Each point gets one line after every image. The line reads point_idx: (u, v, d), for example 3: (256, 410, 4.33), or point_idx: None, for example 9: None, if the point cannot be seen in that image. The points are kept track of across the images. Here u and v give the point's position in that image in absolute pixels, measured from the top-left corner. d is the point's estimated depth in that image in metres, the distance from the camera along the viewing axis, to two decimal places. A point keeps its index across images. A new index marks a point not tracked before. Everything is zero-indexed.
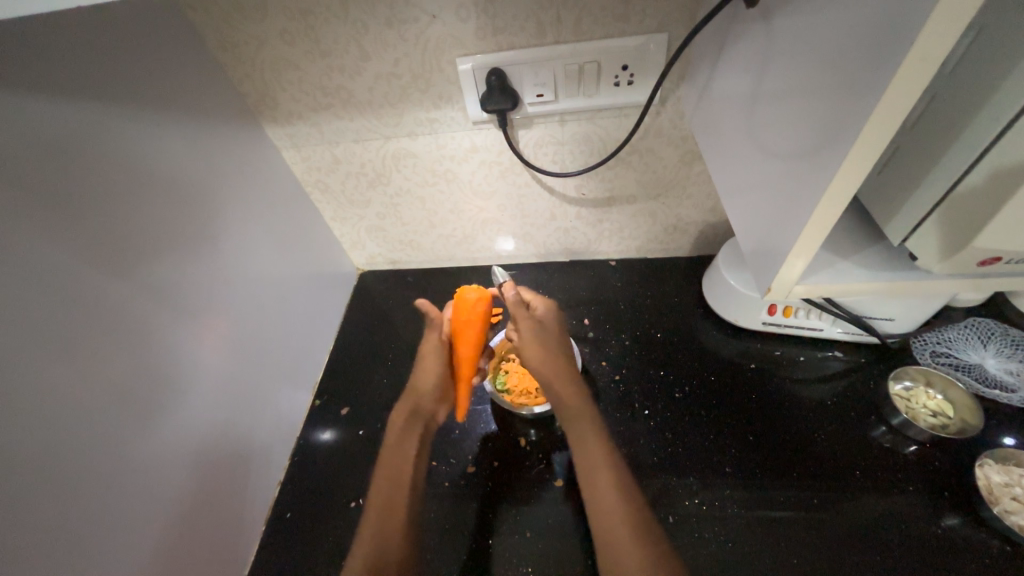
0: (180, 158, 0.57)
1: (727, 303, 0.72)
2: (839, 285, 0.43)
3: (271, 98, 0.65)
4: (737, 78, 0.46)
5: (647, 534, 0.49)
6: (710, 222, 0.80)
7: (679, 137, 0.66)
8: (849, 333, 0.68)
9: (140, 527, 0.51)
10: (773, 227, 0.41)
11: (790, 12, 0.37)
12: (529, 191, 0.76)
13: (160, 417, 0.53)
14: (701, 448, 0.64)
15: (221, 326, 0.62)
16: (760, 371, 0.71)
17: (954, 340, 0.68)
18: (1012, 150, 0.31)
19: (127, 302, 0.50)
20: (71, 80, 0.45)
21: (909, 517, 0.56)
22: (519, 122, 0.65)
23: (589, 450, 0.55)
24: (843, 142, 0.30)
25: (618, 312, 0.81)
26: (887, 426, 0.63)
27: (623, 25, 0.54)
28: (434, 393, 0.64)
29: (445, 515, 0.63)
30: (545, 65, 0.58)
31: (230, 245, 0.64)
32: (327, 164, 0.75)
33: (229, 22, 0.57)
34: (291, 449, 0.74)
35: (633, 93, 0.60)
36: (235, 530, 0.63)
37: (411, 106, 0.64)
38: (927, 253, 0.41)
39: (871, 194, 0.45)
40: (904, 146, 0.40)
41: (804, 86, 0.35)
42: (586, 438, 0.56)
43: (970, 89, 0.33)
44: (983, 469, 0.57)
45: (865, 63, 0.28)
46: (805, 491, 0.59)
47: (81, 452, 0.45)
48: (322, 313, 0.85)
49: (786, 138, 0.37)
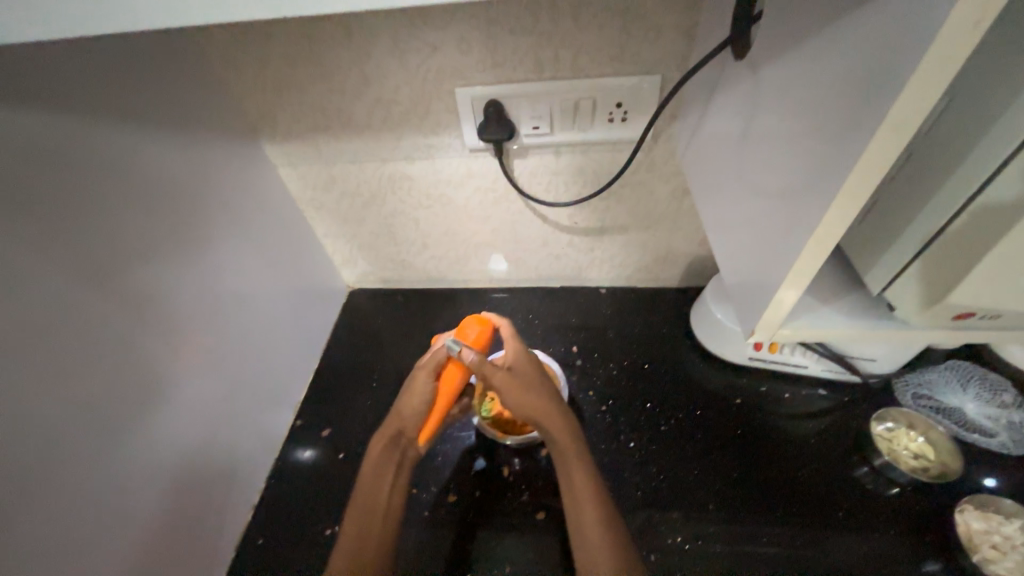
0: (173, 172, 0.56)
1: (714, 337, 0.73)
2: (822, 330, 0.43)
3: (270, 116, 0.66)
4: (726, 122, 0.48)
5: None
6: (699, 255, 0.81)
7: (671, 173, 0.68)
8: (833, 371, 0.68)
9: (105, 551, 0.48)
10: (758, 269, 0.42)
11: (776, 66, 0.39)
12: (522, 218, 0.76)
13: (135, 435, 0.51)
14: (686, 483, 0.63)
15: (204, 341, 0.61)
16: (746, 406, 0.71)
17: (935, 383, 0.69)
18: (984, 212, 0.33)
19: (107, 316, 0.49)
20: (69, 93, 0.45)
21: (890, 561, 0.56)
22: (515, 151, 0.66)
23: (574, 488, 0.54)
24: (827, 194, 0.31)
25: (607, 341, 0.81)
26: (870, 467, 0.63)
27: (619, 65, 0.56)
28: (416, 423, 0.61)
29: (422, 546, 0.62)
30: (542, 99, 0.59)
31: (218, 259, 0.63)
32: (322, 182, 0.75)
33: (233, 42, 0.57)
34: (269, 470, 0.72)
35: (627, 129, 0.62)
36: (205, 555, 0.60)
37: (409, 131, 0.65)
38: (905, 304, 0.42)
39: (852, 241, 0.47)
40: (884, 198, 0.42)
41: (790, 137, 0.36)
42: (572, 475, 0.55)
43: (943, 151, 0.35)
44: (963, 515, 0.57)
45: (849, 121, 0.30)
46: (788, 531, 0.59)
47: (45, 472, 0.43)
48: (309, 330, 0.84)
49: (772, 184, 0.39)
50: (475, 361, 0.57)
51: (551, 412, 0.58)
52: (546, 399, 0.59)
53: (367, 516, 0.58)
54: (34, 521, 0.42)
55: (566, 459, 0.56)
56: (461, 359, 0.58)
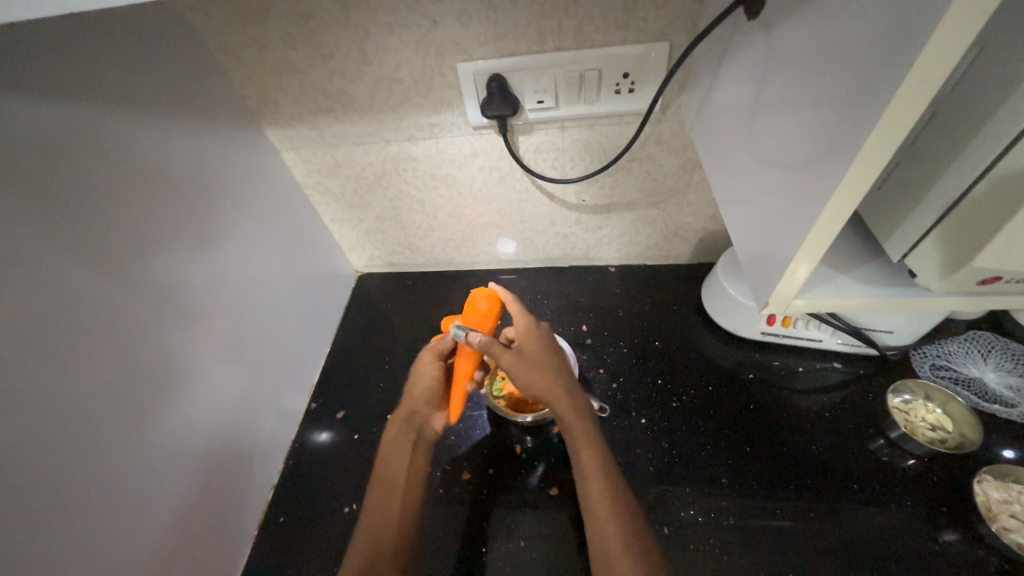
0: (178, 160, 0.56)
1: (726, 313, 0.72)
2: (838, 300, 0.42)
3: (271, 101, 0.65)
4: (738, 88, 0.46)
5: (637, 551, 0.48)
6: (710, 230, 0.79)
7: (680, 145, 0.66)
8: (848, 345, 0.67)
9: (136, 529, 0.50)
10: (772, 240, 0.41)
11: (791, 25, 0.37)
12: (528, 197, 0.75)
13: (157, 420, 0.53)
14: (698, 458, 0.63)
15: (218, 328, 0.62)
16: (758, 381, 0.70)
17: (954, 354, 0.68)
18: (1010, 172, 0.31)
19: (122, 305, 0.49)
20: (69, 83, 0.45)
21: (905, 531, 0.56)
22: (519, 128, 0.65)
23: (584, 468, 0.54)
24: (844, 157, 0.30)
25: (617, 319, 0.81)
26: (886, 439, 0.62)
27: (625, 34, 0.54)
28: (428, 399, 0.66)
29: (438, 522, 0.63)
30: (546, 72, 0.57)
31: (228, 246, 0.64)
32: (327, 167, 0.74)
33: (230, 25, 0.56)
34: (287, 452, 0.74)
35: (634, 101, 0.60)
36: (231, 533, 0.63)
37: (411, 111, 0.64)
38: (928, 270, 0.40)
39: (871, 208, 0.45)
40: (905, 162, 0.40)
41: (803, 100, 0.35)
42: (582, 457, 0.55)
43: (969, 108, 0.33)
44: (982, 485, 0.56)
45: (867, 81, 0.28)
46: (801, 503, 0.59)
47: (75, 457, 0.44)
48: (320, 316, 0.84)
49: (785, 151, 0.37)
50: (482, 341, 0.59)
51: (557, 393, 0.58)
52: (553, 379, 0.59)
53: (386, 490, 0.60)
54: (66, 502, 0.44)
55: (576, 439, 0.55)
56: (466, 341, 0.60)
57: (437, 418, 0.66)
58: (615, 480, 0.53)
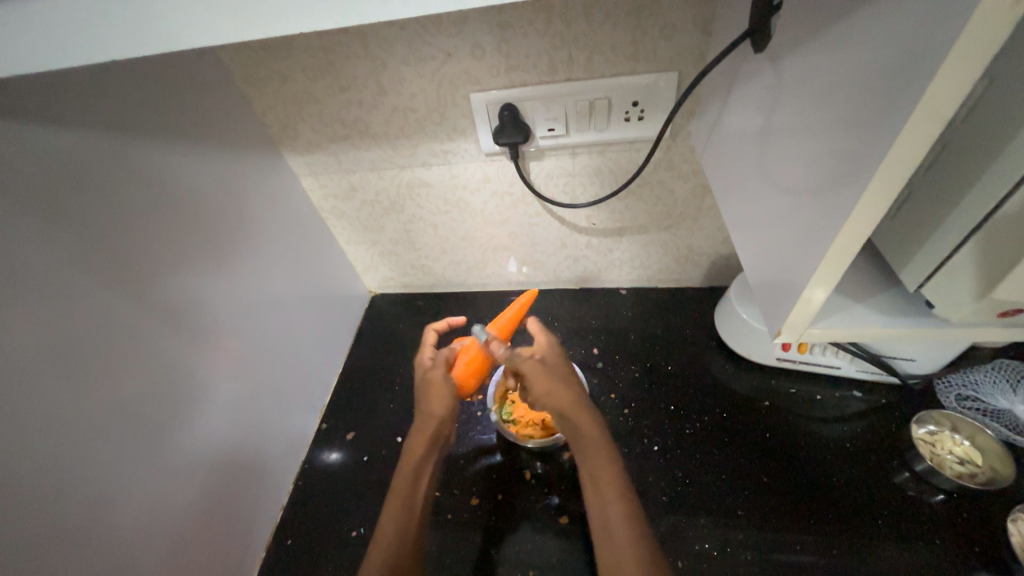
0: (201, 184, 0.59)
1: (740, 337, 0.71)
2: (853, 330, 0.42)
3: (292, 129, 0.68)
4: (747, 116, 0.46)
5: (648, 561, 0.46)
6: (722, 253, 0.79)
7: (690, 170, 0.66)
8: (868, 372, 0.65)
9: (145, 550, 0.51)
10: (784, 267, 0.40)
11: (798, 56, 0.37)
12: (540, 220, 0.76)
13: (171, 441, 0.54)
14: (712, 489, 0.62)
15: (233, 347, 0.63)
16: (774, 408, 0.68)
17: (981, 383, 0.65)
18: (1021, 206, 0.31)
19: (143, 324, 0.51)
20: (102, 115, 0.48)
21: (935, 571, 0.53)
22: (531, 154, 0.66)
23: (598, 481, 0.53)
24: (854, 186, 0.30)
25: (628, 343, 0.80)
26: (911, 472, 0.60)
27: (634, 64, 0.55)
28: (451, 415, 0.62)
29: (446, 549, 0.62)
30: (556, 100, 0.59)
31: (247, 267, 0.66)
32: (344, 191, 0.77)
33: (256, 59, 0.59)
34: (298, 472, 0.74)
35: (644, 128, 0.61)
36: (240, 554, 0.63)
37: (426, 138, 0.66)
38: (945, 302, 0.40)
39: (885, 236, 0.45)
40: (918, 191, 0.40)
41: (812, 130, 0.35)
42: (597, 468, 0.53)
43: (981, 139, 0.33)
44: (1016, 524, 0.54)
45: (875, 113, 0.28)
46: (822, 537, 0.56)
47: (89, 473, 0.45)
48: (333, 336, 0.85)
49: (796, 180, 0.37)
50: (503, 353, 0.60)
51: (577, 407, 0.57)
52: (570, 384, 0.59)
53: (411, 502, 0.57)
54: (78, 523, 0.44)
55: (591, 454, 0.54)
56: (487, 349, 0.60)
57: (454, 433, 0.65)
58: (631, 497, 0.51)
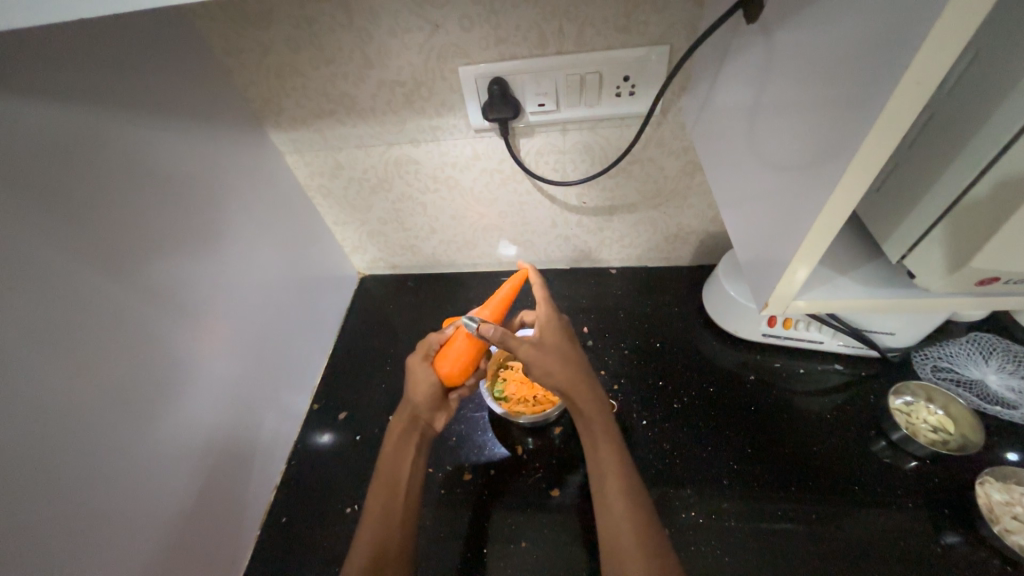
0: (181, 161, 0.57)
1: (726, 314, 0.72)
2: (837, 303, 0.43)
3: (274, 104, 0.66)
4: (738, 90, 0.46)
5: (646, 536, 0.48)
6: (710, 231, 0.79)
7: (680, 148, 0.66)
8: (849, 346, 0.67)
9: (137, 530, 0.51)
10: (770, 242, 0.41)
11: (790, 26, 0.37)
12: (530, 199, 0.76)
13: (157, 422, 0.53)
14: (699, 460, 0.63)
15: (220, 328, 0.62)
16: (760, 383, 0.70)
17: (956, 356, 0.67)
18: (996, 182, 0.32)
19: (124, 304, 0.50)
20: (71, 87, 0.45)
21: (907, 532, 0.56)
22: (521, 131, 0.65)
23: (600, 465, 0.53)
24: (840, 161, 0.30)
25: (618, 322, 0.81)
26: (887, 441, 0.62)
27: (625, 37, 0.54)
28: (432, 401, 0.62)
29: (439, 524, 0.63)
30: (547, 75, 0.58)
31: (233, 248, 0.64)
32: (330, 169, 0.75)
33: (234, 29, 0.57)
34: (290, 452, 0.74)
35: (634, 104, 0.60)
36: (233, 534, 0.63)
37: (414, 114, 0.64)
38: (925, 272, 0.40)
39: (870, 210, 0.45)
40: (902, 164, 0.40)
41: (803, 102, 0.35)
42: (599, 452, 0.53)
43: (963, 113, 0.34)
44: (983, 487, 0.55)
45: (863, 85, 0.28)
46: (802, 503, 0.59)
47: (75, 455, 0.45)
48: (322, 318, 0.85)
49: (784, 155, 0.38)
50: (495, 335, 0.54)
51: (579, 384, 0.55)
52: (574, 363, 0.57)
53: (390, 489, 0.57)
54: (62, 503, 0.44)
55: (593, 429, 0.54)
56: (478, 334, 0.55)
57: (439, 419, 0.64)
58: (636, 486, 0.52)
